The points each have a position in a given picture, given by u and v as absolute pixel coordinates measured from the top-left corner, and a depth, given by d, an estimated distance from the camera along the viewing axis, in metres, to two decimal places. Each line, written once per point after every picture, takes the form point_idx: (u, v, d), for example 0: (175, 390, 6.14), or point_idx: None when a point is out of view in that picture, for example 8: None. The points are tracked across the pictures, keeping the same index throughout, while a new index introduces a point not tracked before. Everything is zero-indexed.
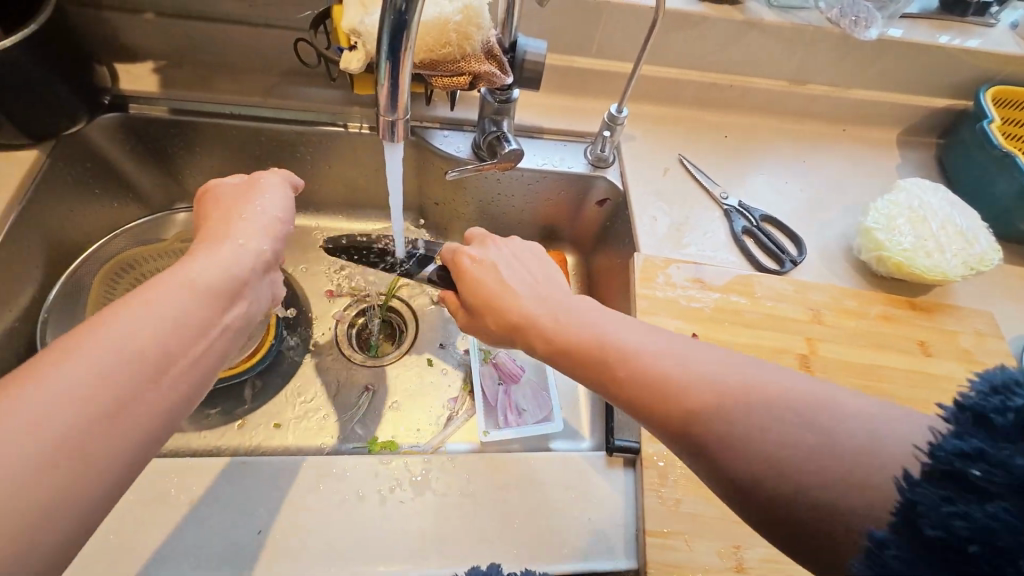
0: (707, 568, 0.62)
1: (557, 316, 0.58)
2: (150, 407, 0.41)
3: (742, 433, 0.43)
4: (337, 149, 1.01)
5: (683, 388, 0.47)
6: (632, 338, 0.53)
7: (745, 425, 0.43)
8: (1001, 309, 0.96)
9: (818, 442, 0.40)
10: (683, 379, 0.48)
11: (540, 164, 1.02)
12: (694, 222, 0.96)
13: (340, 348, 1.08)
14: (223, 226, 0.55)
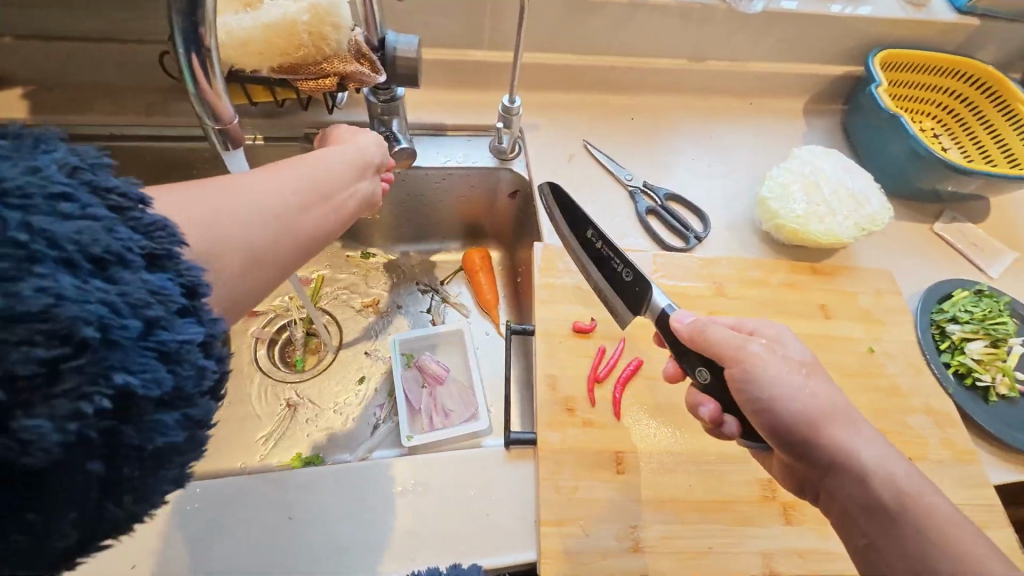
0: (604, 552, 0.63)
1: (781, 393, 0.57)
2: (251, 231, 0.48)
3: (888, 493, 0.55)
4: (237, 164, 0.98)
5: (864, 461, 0.56)
6: (848, 409, 0.59)
7: (898, 489, 0.55)
8: (901, 266, 0.98)
9: (937, 504, 0.54)
10: (877, 453, 0.57)
11: (444, 162, 1.01)
12: (599, 207, 0.97)
13: (262, 365, 1.08)
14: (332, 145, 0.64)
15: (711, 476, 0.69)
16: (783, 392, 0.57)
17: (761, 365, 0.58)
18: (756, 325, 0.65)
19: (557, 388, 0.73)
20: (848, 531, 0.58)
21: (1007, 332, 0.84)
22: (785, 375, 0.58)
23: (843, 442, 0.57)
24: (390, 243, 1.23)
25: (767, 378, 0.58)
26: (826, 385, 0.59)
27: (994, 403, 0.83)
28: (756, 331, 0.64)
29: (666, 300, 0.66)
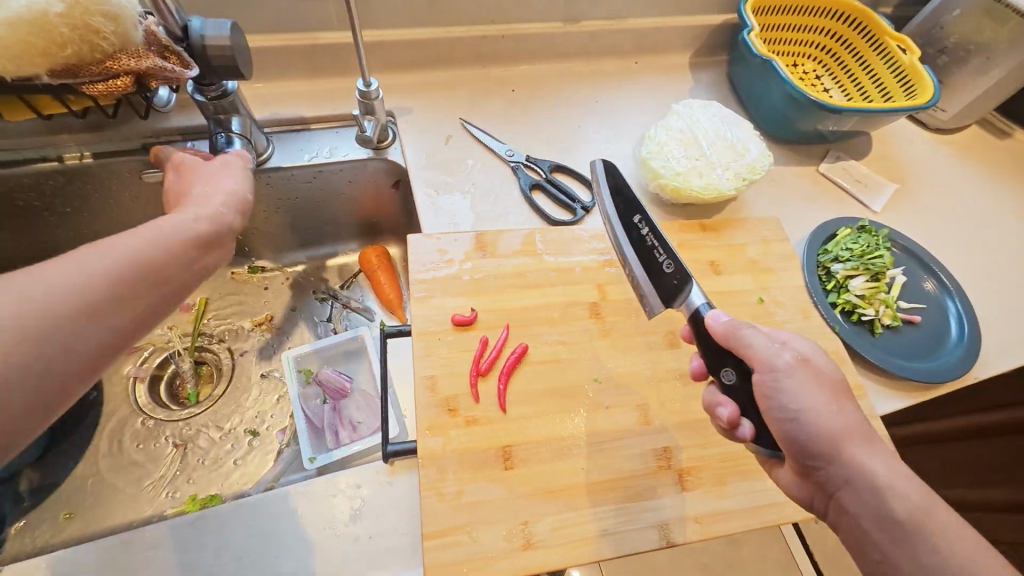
0: (495, 555, 0.59)
1: (812, 405, 0.57)
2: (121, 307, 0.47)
3: (901, 508, 0.53)
4: (70, 188, 0.88)
5: (877, 478, 0.55)
6: (865, 426, 0.57)
7: (913, 505, 0.53)
8: (789, 211, 0.99)
9: (943, 512, 0.53)
10: (890, 465, 0.55)
11: (307, 159, 0.93)
12: (481, 188, 0.92)
13: (137, 406, 0.96)
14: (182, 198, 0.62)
15: (603, 456, 0.67)
16: (804, 405, 0.57)
17: (783, 377, 0.58)
18: (789, 336, 0.63)
19: (437, 388, 0.68)
20: (861, 546, 0.57)
21: (885, 265, 0.86)
22: (809, 390, 0.58)
23: (869, 461, 0.55)
24: (280, 252, 1.13)
25: (790, 389, 0.58)
26: (850, 402, 0.58)
27: (879, 335, 0.86)
28: (789, 341, 0.61)
29: (702, 299, 0.67)
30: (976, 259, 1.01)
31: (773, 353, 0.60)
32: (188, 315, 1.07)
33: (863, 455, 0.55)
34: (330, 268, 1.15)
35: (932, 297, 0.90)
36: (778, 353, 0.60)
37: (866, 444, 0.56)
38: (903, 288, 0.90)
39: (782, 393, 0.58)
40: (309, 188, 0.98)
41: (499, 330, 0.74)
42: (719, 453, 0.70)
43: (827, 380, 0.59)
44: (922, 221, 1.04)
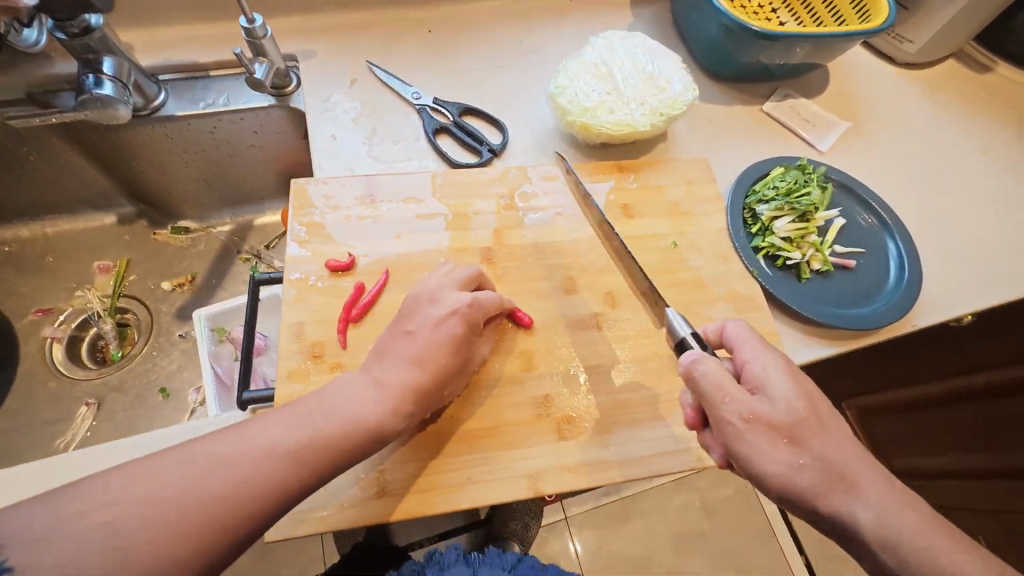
0: (342, 503, 0.57)
1: (784, 464, 0.49)
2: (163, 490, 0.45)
3: (868, 518, 0.48)
4: None
5: (855, 522, 0.48)
6: (849, 463, 0.50)
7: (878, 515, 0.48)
8: (722, 152, 0.91)
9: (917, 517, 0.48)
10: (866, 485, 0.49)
11: (202, 107, 0.89)
12: (384, 133, 0.87)
13: (52, 366, 0.96)
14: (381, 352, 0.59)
15: (474, 403, 0.63)
16: (772, 466, 0.49)
17: (755, 435, 0.50)
18: (766, 369, 0.53)
19: (304, 335, 0.65)
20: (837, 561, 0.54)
21: (811, 203, 0.80)
22: (780, 445, 0.50)
23: (851, 509, 0.48)
24: (203, 213, 1.09)
25: (764, 450, 0.50)
26: (831, 440, 0.50)
27: (806, 281, 0.79)
28: (765, 383, 0.52)
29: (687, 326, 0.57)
30: (932, 200, 0.92)
31: (744, 403, 0.50)
32: (108, 276, 1.05)
33: (844, 509, 0.48)
34: (256, 227, 1.12)
35: (870, 239, 0.83)
36: (773, 399, 0.51)
37: (848, 490, 0.48)
38: (839, 231, 0.83)
39: (753, 450, 0.50)
40: (215, 141, 0.94)
41: (379, 275, 0.71)
42: (602, 401, 0.65)
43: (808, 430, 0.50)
44: (876, 160, 0.95)
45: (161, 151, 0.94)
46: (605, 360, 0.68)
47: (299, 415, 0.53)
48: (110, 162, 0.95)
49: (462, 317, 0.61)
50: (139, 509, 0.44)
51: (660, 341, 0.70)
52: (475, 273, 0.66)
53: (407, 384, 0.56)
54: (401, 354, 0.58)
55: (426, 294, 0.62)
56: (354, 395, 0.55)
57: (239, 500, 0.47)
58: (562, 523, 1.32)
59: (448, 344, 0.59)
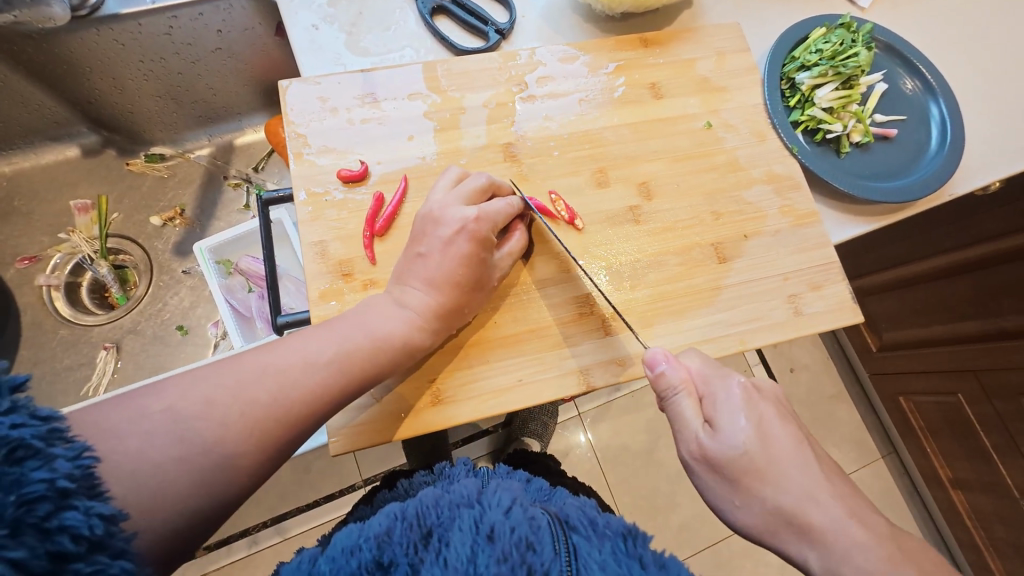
0: (399, 414, 0.57)
1: (735, 500, 0.46)
2: (241, 423, 0.42)
3: None
4: None
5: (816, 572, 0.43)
6: (806, 498, 0.44)
7: None
8: (754, 15, 0.81)
9: None
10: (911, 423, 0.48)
11: (151, 2, 0.75)
12: (371, 20, 0.75)
13: (58, 314, 0.92)
14: (399, 278, 0.56)
15: (513, 308, 0.61)
16: (716, 498, 0.47)
17: (699, 468, 0.48)
18: (726, 396, 0.49)
19: (328, 254, 0.61)
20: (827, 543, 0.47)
21: (859, 66, 0.72)
22: (724, 485, 0.47)
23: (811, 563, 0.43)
24: (177, 134, 0.98)
25: (708, 483, 0.48)
26: (786, 486, 0.45)
27: (846, 154, 0.74)
28: (718, 419, 0.48)
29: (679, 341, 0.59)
30: (980, 55, 0.84)
31: (688, 427, 0.49)
32: (88, 216, 0.96)
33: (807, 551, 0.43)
34: (239, 149, 1.02)
35: (912, 106, 0.77)
36: (727, 436, 0.47)
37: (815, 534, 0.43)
38: (881, 98, 0.77)
39: (702, 481, 0.48)
40: (170, 45, 0.81)
41: (397, 184, 0.65)
42: (644, 296, 0.64)
43: (762, 463, 0.45)
44: (920, 14, 0.85)
45: (112, 61, 0.81)
46: (643, 254, 0.65)
47: (325, 335, 0.50)
48: (57, 83, 0.82)
49: (471, 234, 0.55)
50: (199, 409, 0.40)
51: (699, 231, 0.67)
52: (486, 181, 0.59)
53: (427, 306, 0.54)
54: (418, 277, 0.55)
55: (435, 211, 0.56)
56: (379, 320, 0.53)
57: (290, 404, 0.45)
58: (575, 416, 1.39)
59: (466, 261, 0.55)
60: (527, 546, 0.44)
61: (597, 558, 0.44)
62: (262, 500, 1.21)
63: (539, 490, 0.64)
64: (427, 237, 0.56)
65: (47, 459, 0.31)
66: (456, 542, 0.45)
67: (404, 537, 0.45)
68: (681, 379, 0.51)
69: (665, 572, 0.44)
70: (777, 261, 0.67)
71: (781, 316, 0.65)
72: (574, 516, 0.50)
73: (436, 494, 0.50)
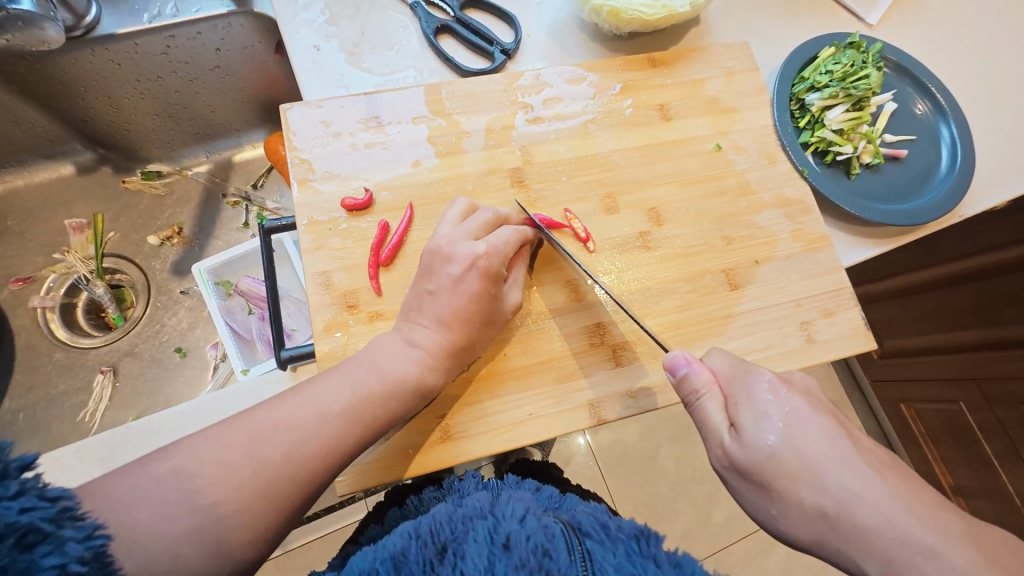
0: (407, 450, 0.56)
1: (775, 507, 0.43)
2: (246, 478, 0.40)
3: None
4: None
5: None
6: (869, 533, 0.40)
7: None
8: (762, 33, 0.80)
9: None
10: None
11: (147, 21, 0.73)
12: (374, 39, 0.73)
13: (53, 337, 0.90)
14: (410, 316, 0.54)
15: (523, 339, 0.60)
16: (752, 506, 0.45)
17: (730, 476, 0.46)
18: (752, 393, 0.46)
19: (332, 285, 0.60)
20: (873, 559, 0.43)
21: (870, 87, 0.71)
22: (757, 491, 0.44)
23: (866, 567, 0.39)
24: (173, 151, 0.96)
25: (742, 492, 0.45)
26: (824, 483, 0.41)
27: (856, 176, 0.73)
28: (742, 420, 0.45)
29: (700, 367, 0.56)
30: (989, 72, 0.83)
31: (715, 432, 0.47)
32: (83, 236, 0.93)
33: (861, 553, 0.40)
34: (238, 165, 1.00)
35: (922, 126, 0.76)
36: (754, 438, 0.44)
37: (867, 534, 0.39)
38: (890, 117, 0.76)
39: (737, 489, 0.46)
40: (167, 63, 0.79)
41: (402, 211, 0.64)
42: (655, 324, 0.62)
43: (795, 461, 0.42)
44: (928, 30, 0.85)
45: (108, 81, 0.79)
46: (654, 280, 0.64)
47: (338, 380, 0.48)
48: (50, 102, 0.80)
49: (481, 270, 0.53)
50: (203, 466, 0.39)
51: (709, 256, 0.66)
52: (492, 215, 0.58)
53: (439, 345, 0.53)
54: (429, 315, 0.53)
55: (443, 247, 0.54)
56: (390, 360, 0.51)
57: (303, 454, 0.43)
58: (578, 428, 1.38)
59: (478, 296, 0.53)
60: (544, 554, 0.43)
61: (612, 562, 0.43)
62: None
63: (551, 496, 0.63)
64: (436, 273, 0.54)
65: (58, 542, 0.32)
66: (471, 554, 0.44)
67: (419, 555, 0.44)
68: (703, 382, 0.49)
69: (681, 572, 0.43)
70: (789, 287, 0.66)
71: (793, 343, 0.64)
72: (586, 521, 0.48)
73: (449, 509, 0.48)
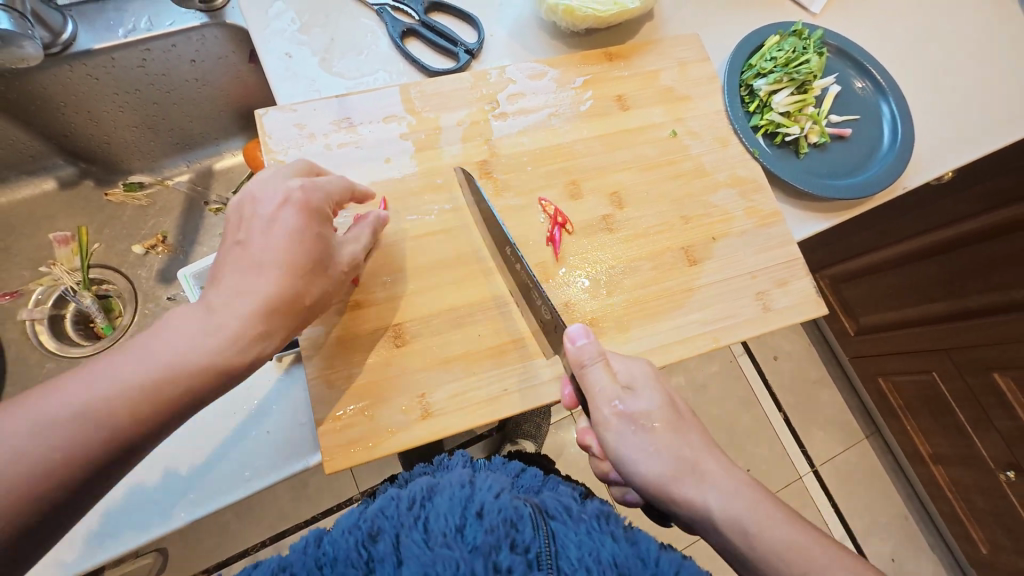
0: (390, 428, 0.59)
1: (640, 454, 0.49)
2: None
3: None
4: None
5: (717, 518, 0.46)
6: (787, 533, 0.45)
7: None
8: (713, 25, 0.85)
9: None
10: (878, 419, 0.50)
11: (123, 36, 0.76)
12: (344, 45, 0.77)
13: (44, 347, 0.92)
14: (232, 263, 0.50)
15: (497, 319, 0.64)
16: (629, 449, 0.49)
17: (615, 425, 0.50)
18: (634, 375, 0.53)
19: None
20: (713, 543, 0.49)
21: (812, 71, 0.76)
22: (638, 434, 0.49)
23: (716, 510, 0.46)
24: (153, 161, 0.98)
25: (624, 438, 0.50)
26: (690, 438, 0.49)
27: (805, 155, 0.78)
28: (637, 388, 0.52)
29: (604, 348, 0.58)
30: (930, 53, 0.89)
31: (605, 391, 0.51)
32: (69, 248, 0.94)
33: (707, 493, 0.47)
34: (218, 173, 1.03)
35: (865, 105, 0.81)
36: (604, 399, 0.51)
37: (710, 482, 0.47)
38: (835, 99, 0.81)
39: (614, 438, 0.50)
40: (144, 75, 0.82)
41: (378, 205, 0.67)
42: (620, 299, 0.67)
43: (668, 423, 0.50)
44: (868, 17, 0.90)
45: (87, 96, 0.81)
46: (619, 258, 0.68)
47: (190, 329, 0.47)
48: (30, 117, 0.81)
49: (298, 207, 0.52)
50: None
51: (670, 235, 0.70)
52: (304, 162, 0.57)
53: (264, 294, 0.49)
54: (242, 262, 0.50)
55: (253, 195, 0.53)
56: (222, 293, 0.49)
57: (175, 393, 0.45)
58: (568, 418, 1.42)
59: (308, 242, 0.52)
60: (512, 525, 0.48)
61: (573, 538, 0.49)
62: (260, 519, 1.22)
63: (534, 479, 0.67)
64: (257, 214, 0.52)
65: None
66: (443, 510, 0.48)
67: (395, 511, 0.49)
68: (598, 350, 0.53)
69: (635, 547, 0.49)
70: (745, 260, 0.71)
71: (752, 312, 0.69)
72: (553, 504, 0.53)
73: (432, 480, 0.53)
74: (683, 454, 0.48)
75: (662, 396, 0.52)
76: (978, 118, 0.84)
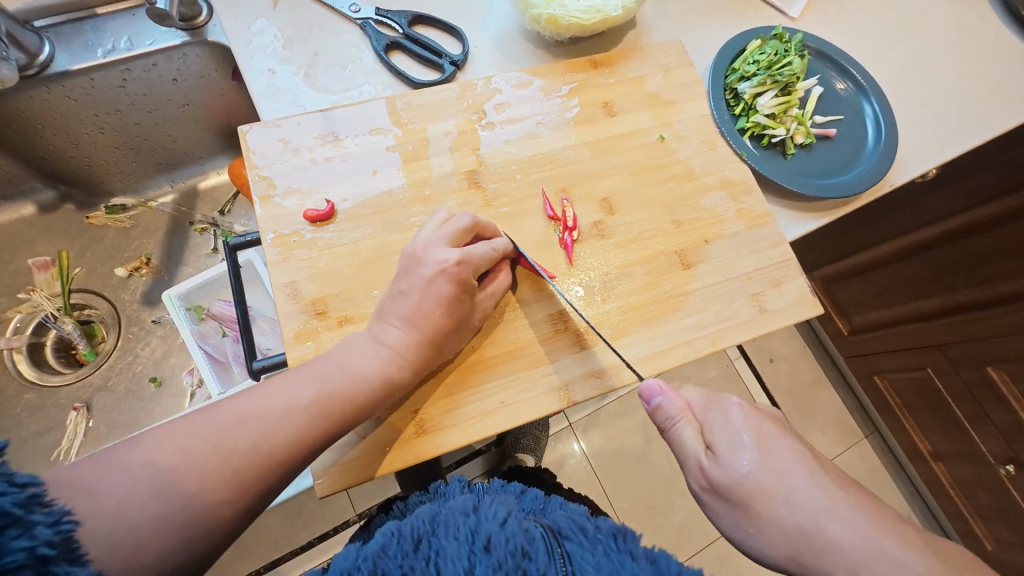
0: (383, 447, 0.57)
1: (743, 528, 0.47)
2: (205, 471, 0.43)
3: None
4: None
5: None
6: None
7: None
8: (696, 31, 0.86)
9: None
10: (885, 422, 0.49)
11: (102, 55, 0.75)
12: (328, 59, 0.77)
13: (21, 375, 0.89)
14: (397, 312, 0.56)
15: (493, 330, 0.62)
16: (729, 524, 0.48)
17: (707, 495, 0.50)
18: (718, 427, 0.50)
19: (300, 294, 0.62)
20: None
21: (794, 73, 0.77)
22: (735, 508, 0.48)
23: None
24: (137, 183, 0.96)
25: (719, 510, 0.49)
26: (796, 496, 0.45)
27: (792, 156, 0.78)
28: (720, 442, 0.49)
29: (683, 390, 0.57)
30: (908, 53, 0.90)
31: (692, 458, 0.51)
32: (48, 273, 0.93)
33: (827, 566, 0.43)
34: (203, 193, 1.02)
35: (847, 104, 0.82)
36: (693, 463, 0.50)
37: (828, 551, 0.43)
38: (818, 100, 0.82)
39: (712, 509, 0.49)
40: (124, 94, 0.80)
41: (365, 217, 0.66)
42: (615, 305, 0.66)
43: (767, 481, 0.46)
44: (847, 19, 0.92)
45: (65, 117, 0.80)
46: (613, 264, 0.68)
47: (305, 376, 0.51)
48: (5, 140, 0.79)
49: (453, 276, 0.57)
50: (172, 454, 0.42)
51: (662, 240, 0.70)
52: (470, 222, 0.60)
53: (404, 343, 0.55)
54: (397, 315, 0.56)
55: (420, 251, 0.58)
56: (334, 362, 0.53)
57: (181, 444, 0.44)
58: (567, 430, 1.39)
59: (455, 304, 0.57)
60: (522, 554, 0.46)
61: (590, 561, 0.46)
62: (252, 547, 1.18)
63: (534, 500, 0.65)
64: (414, 276, 0.57)
65: (26, 526, 0.35)
66: (451, 553, 0.46)
67: (398, 550, 0.46)
68: (678, 409, 0.52)
69: (656, 567, 0.45)
70: (739, 261, 0.70)
71: (748, 313, 0.68)
72: (565, 524, 0.51)
73: (432, 510, 0.50)
74: (792, 520, 0.45)
75: (759, 447, 0.48)
76: (958, 115, 0.85)
